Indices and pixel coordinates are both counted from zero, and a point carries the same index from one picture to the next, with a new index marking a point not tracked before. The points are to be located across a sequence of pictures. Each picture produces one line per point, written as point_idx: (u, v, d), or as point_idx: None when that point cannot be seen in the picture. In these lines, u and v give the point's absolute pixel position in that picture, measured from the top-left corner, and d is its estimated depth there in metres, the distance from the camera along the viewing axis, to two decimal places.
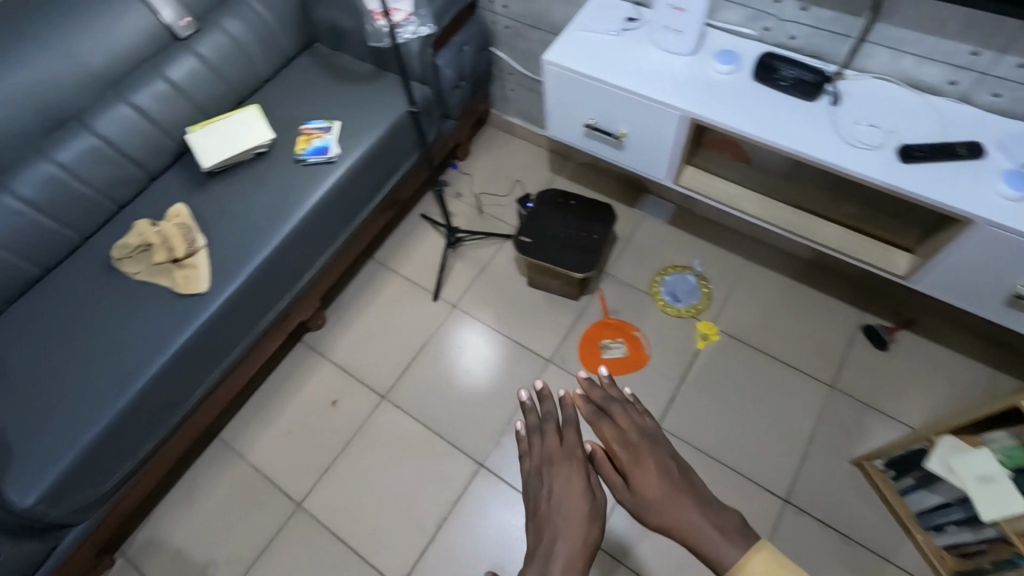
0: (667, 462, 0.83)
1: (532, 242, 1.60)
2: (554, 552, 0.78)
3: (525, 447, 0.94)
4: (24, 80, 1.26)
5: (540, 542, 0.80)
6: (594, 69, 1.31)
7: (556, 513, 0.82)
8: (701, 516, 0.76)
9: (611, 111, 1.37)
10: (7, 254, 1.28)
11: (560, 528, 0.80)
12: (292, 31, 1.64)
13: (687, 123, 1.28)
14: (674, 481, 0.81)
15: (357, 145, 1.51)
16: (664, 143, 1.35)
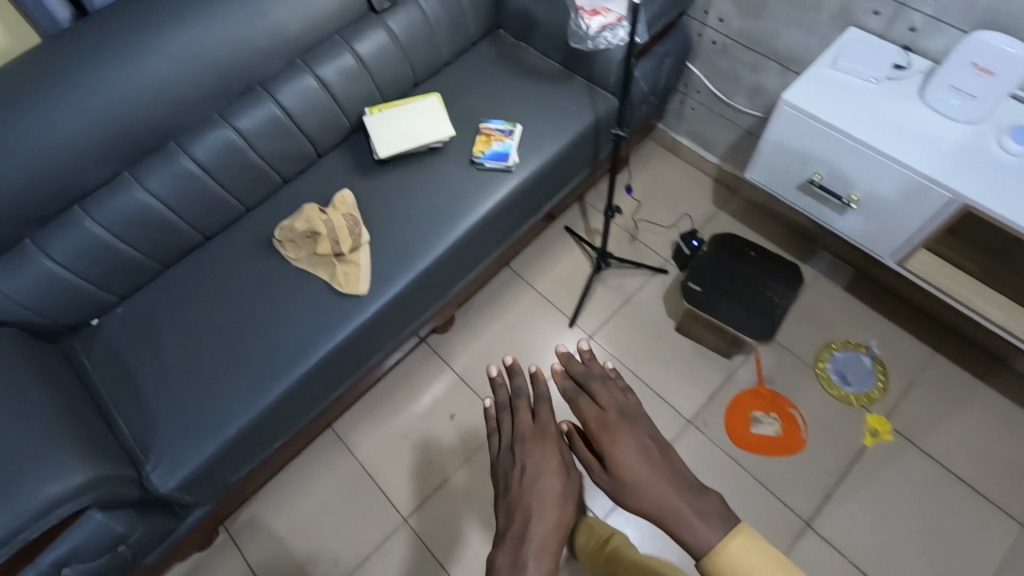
0: (641, 438, 0.78)
1: (702, 293, 1.43)
2: (525, 534, 0.73)
3: (494, 426, 0.93)
4: (219, 40, 1.18)
5: (508, 524, 0.76)
6: (847, 122, 1.11)
7: (531, 489, 0.78)
8: (683, 503, 0.70)
9: (850, 173, 1.16)
10: (175, 218, 1.22)
11: (528, 505, 0.76)
12: (480, 14, 1.50)
13: (953, 210, 1.05)
14: (642, 456, 0.76)
15: (536, 155, 1.37)
16: (908, 221, 1.14)
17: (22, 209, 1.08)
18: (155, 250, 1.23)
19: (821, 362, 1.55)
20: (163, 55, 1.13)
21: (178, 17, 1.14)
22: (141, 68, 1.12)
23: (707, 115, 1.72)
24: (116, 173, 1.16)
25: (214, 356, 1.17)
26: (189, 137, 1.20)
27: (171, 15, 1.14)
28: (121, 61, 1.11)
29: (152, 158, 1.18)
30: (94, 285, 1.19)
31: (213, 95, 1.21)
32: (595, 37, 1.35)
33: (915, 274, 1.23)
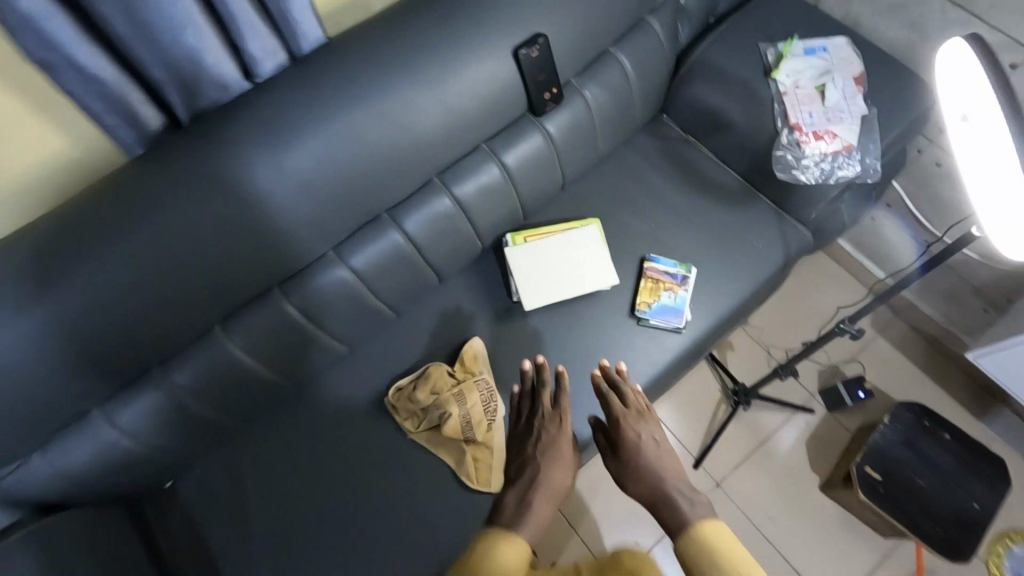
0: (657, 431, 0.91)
1: (881, 481, 1.18)
2: (534, 493, 0.78)
3: (515, 406, 0.98)
4: (343, 162, 0.86)
5: (523, 479, 0.81)
6: None
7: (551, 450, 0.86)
8: (679, 493, 0.78)
9: None
10: (270, 371, 0.98)
11: (548, 455, 0.85)
12: (648, 103, 1.18)
13: None
14: (660, 449, 0.87)
15: (711, 308, 1.09)
16: None
17: (81, 384, 0.83)
18: (241, 404, 0.99)
19: (996, 555, 1.29)
20: (272, 189, 0.83)
21: (292, 135, 0.82)
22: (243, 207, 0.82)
23: (891, 230, 1.41)
24: (206, 326, 0.91)
25: (312, 554, 0.95)
26: (295, 277, 0.94)
27: (281, 133, 0.82)
28: (222, 200, 0.81)
29: (252, 305, 0.93)
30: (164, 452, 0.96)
31: (328, 230, 0.91)
32: (809, 166, 1.04)
33: None
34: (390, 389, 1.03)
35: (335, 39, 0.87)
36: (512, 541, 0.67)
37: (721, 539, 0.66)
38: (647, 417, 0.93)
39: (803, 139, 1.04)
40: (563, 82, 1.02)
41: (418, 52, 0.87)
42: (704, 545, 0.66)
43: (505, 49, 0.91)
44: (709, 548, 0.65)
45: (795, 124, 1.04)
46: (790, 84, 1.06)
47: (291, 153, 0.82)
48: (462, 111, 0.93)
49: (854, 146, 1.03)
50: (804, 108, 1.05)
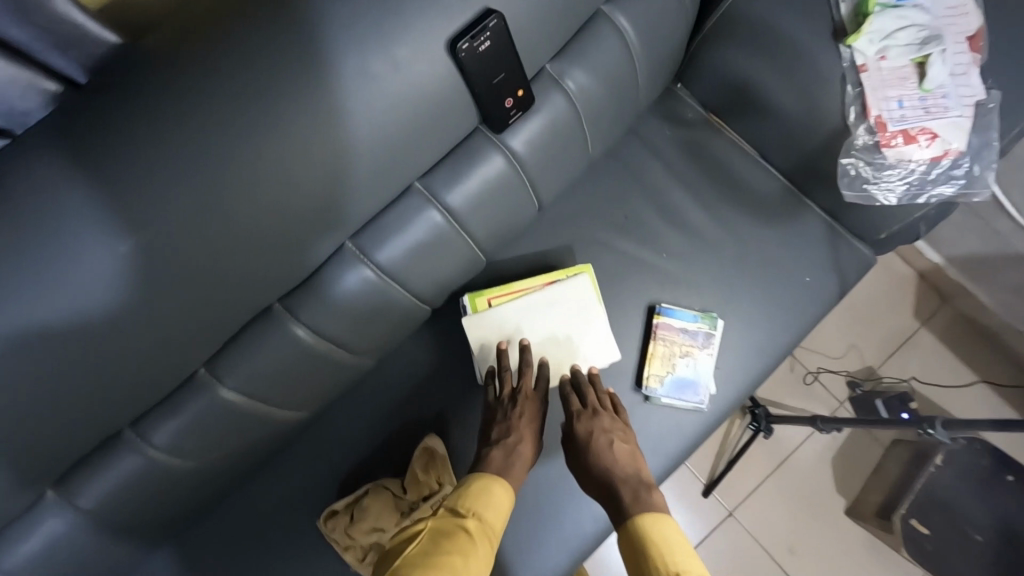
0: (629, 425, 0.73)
1: (923, 533, 1.02)
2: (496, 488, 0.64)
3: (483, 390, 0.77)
4: (186, 271, 0.51)
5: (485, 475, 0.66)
6: None
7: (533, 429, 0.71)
8: (634, 487, 0.63)
9: None
10: (151, 522, 0.71)
11: (526, 424, 0.71)
12: (661, 77, 0.82)
13: None
14: (627, 449, 0.68)
15: (742, 373, 0.82)
16: None
17: None
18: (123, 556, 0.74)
19: None
20: (68, 337, 0.49)
21: (84, 247, 0.47)
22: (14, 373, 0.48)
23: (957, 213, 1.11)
24: (30, 501, 0.61)
25: None
26: (153, 410, 0.64)
27: (66, 245, 0.46)
28: None
29: (95, 460, 0.63)
30: None
31: (191, 355, 0.59)
32: (891, 182, 0.73)
33: None
34: (327, 507, 0.78)
35: (139, 46, 0.50)
36: (500, 485, 0.64)
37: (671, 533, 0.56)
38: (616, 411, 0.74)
39: (887, 143, 0.70)
40: (530, 76, 0.66)
41: (284, 67, 0.48)
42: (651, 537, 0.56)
43: (436, 51, 0.54)
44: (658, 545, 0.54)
45: (878, 120, 0.70)
46: (876, 55, 0.70)
47: (89, 277, 0.47)
48: (373, 163, 0.56)
49: (959, 151, 0.71)
50: (892, 94, 0.70)
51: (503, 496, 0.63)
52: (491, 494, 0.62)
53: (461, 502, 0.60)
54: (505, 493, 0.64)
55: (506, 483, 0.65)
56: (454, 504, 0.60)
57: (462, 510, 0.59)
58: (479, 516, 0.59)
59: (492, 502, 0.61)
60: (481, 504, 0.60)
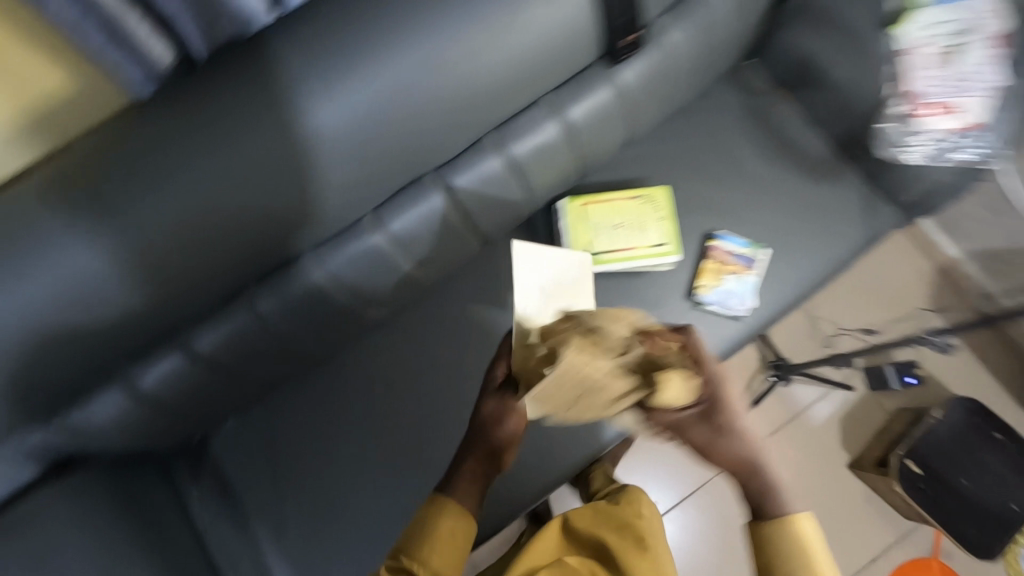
0: (738, 425, 0.71)
1: (919, 475, 1.17)
2: (463, 479, 0.77)
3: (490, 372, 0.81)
4: (392, 117, 0.75)
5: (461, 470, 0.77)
6: None
7: (511, 437, 0.78)
8: (772, 483, 0.72)
9: None
10: (306, 333, 0.92)
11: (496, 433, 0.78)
12: (738, 47, 1.00)
13: None
14: (728, 437, 0.71)
15: (778, 296, 0.99)
16: None
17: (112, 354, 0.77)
18: (269, 368, 0.94)
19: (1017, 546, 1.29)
20: None
21: (52, 262, 0.66)
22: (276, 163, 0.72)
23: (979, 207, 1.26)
24: (234, 291, 0.83)
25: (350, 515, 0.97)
26: (329, 241, 0.85)
27: (46, 247, 0.66)
28: None
29: (281, 272, 0.85)
30: (188, 410, 0.91)
31: (363, 191, 0.80)
32: (916, 145, 0.92)
33: None
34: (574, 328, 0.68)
35: None
36: (455, 521, 0.72)
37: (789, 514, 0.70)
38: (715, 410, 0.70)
39: (916, 114, 0.89)
40: (646, 24, 0.85)
41: None
42: (776, 519, 0.70)
43: None
44: (777, 532, 0.69)
45: (908, 95, 0.89)
46: (918, 39, 0.88)
47: None
48: (523, 67, 0.79)
49: (979, 124, 0.87)
50: (927, 74, 0.88)
51: (450, 537, 0.71)
52: (441, 537, 0.70)
53: (408, 547, 0.69)
54: (458, 526, 0.72)
55: (454, 518, 0.72)
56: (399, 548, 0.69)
57: (406, 554, 0.68)
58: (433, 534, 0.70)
59: (435, 548, 0.69)
60: (428, 551, 0.68)
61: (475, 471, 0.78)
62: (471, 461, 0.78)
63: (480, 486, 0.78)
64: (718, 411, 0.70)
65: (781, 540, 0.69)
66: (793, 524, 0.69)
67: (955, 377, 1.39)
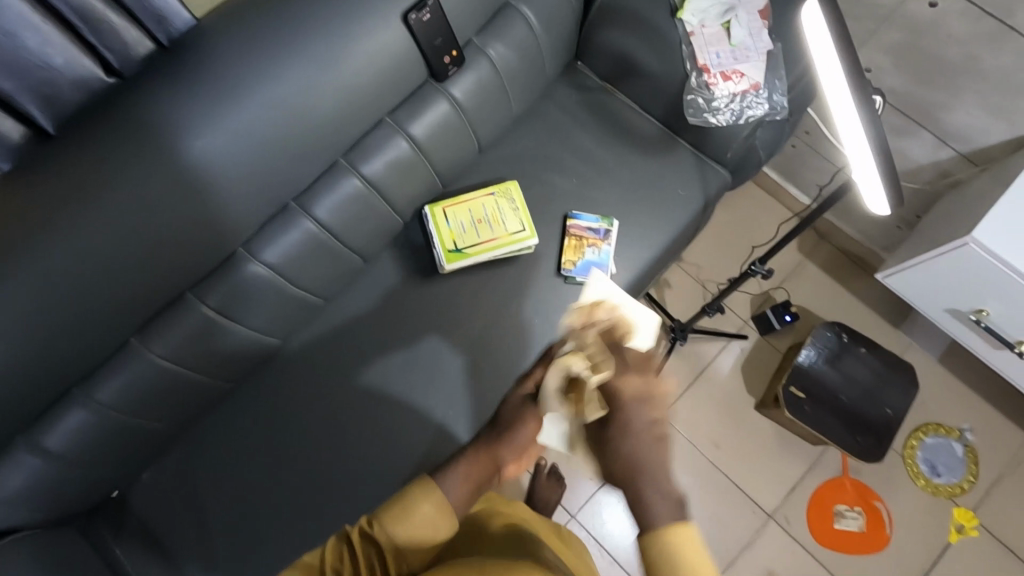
0: (639, 422, 0.59)
1: (803, 398, 1.30)
2: (459, 470, 0.75)
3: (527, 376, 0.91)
4: (247, 160, 0.84)
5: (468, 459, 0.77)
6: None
7: (519, 448, 0.82)
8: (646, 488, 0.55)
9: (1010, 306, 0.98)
10: (204, 372, 0.97)
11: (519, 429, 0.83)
12: (561, 52, 1.14)
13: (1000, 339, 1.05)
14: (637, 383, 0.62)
15: (635, 260, 1.11)
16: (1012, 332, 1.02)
17: (6, 417, 0.81)
18: (176, 411, 0.98)
19: (910, 448, 1.44)
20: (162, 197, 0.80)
21: None
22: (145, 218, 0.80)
23: (810, 157, 1.43)
24: (120, 343, 0.89)
25: (276, 543, 0.98)
26: (206, 279, 0.92)
27: None
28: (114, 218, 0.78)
29: (167, 313, 0.91)
30: (98, 464, 0.94)
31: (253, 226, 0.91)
32: (719, 109, 1.06)
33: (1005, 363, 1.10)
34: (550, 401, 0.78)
35: (206, 22, 0.82)
36: (438, 508, 0.68)
37: (675, 517, 0.54)
38: (630, 400, 0.61)
39: (711, 81, 1.04)
40: (463, 43, 0.98)
41: (292, 29, 0.82)
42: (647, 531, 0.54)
43: (395, 22, 0.88)
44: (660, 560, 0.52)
45: (703, 66, 1.04)
46: (697, 22, 1.04)
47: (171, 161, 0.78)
48: (356, 95, 0.89)
49: (761, 84, 1.03)
50: (712, 48, 1.04)
51: (428, 522, 0.67)
52: (419, 520, 0.66)
53: (384, 515, 0.66)
54: (441, 516, 0.68)
55: (440, 502, 0.68)
56: (376, 516, 0.67)
57: (379, 521, 0.66)
58: (413, 504, 0.67)
59: (413, 524, 0.66)
60: (402, 526, 0.66)
61: (474, 469, 0.76)
62: (470, 455, 0.78)
63: (473, 487, 0.75)
64: (621, 406, 0.61)
65: (649, 554, 0.53)
66: (666, 539, 0.53)
67: (830, 309, 1.54)
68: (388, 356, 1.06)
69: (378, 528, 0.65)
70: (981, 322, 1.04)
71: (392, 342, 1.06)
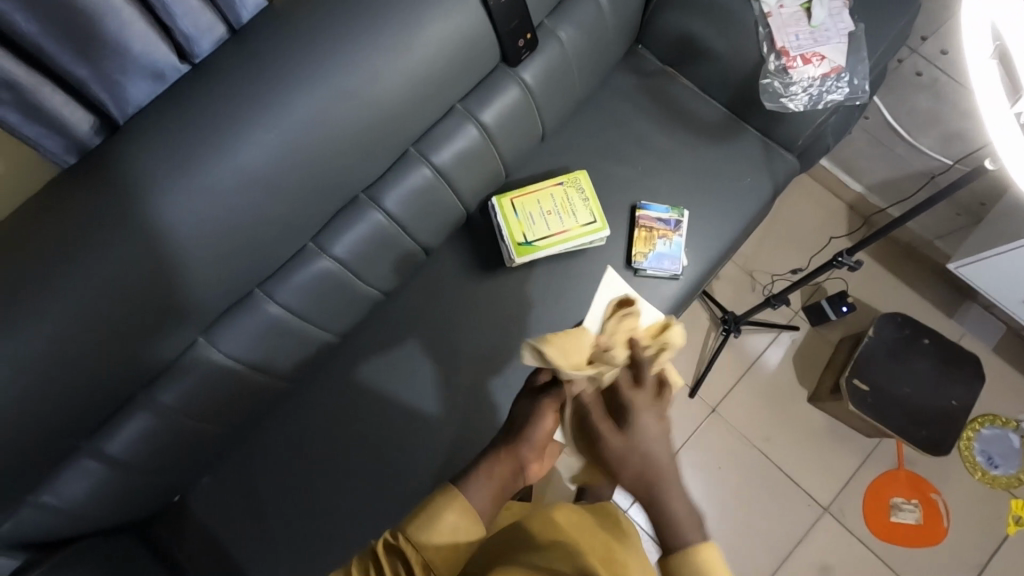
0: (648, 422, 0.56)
1: (867, 389, 1.28)
2: (480, 478, 0.66)
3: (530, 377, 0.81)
4: (317, 151, 0.79)
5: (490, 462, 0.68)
6: None
7: (539, 446, 0.74)
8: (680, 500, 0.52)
9: None
10: (267, 374, 0.93)
11: (541, 420, 0.74)
12: (626, 35, 1.09)
13: None
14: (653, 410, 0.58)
15: (705, 251, 1.08)
16: None
17: (75, 424, 0.77)
18: (240, 413, 0.94)
19: (966, 439, 1.42)
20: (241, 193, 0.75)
21: None
22: (207, 211, 0.74)
23: (867, 143, 1.39)
24: (188, 343, 0.84)
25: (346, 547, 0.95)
26: (275, 275, 0.88)
27: None
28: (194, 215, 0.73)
29: (235, 312, 0.87)
30: (162, 470, 0.90)
31: (235, 256, 0.80)
32: (797, 94, 1.01)
33: None
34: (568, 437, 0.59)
35: (277, 3, 0.77)
36: (467, 518, 0.60)
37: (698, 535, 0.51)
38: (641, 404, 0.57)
39: (791, 65, 0.99)
40: (535, 26, 0.93)
41: (371, 10, 0.77)
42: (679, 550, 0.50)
43: (474, 3, 0.83)
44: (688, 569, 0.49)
45: (782, 48, 0.99)
46: (775, 3, 0.99)
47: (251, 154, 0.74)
48: (432, 81, 0.85)
49: (842, 68, 0.98)
50: (791, 30, 0.99)
51: (456, 532, 0.58)
52: (446, 532, 0.58)
53: (409, 526, 0.58)
54: (469, 524, 0.60)
55: (467, 510, 0.60)
56: (401, 527, 0.58)
57: (404, 534, 0.57)
58: (439, 519, 0.58)
59: (440, 534, 0.58)
60: (429, 538, 0.57)
61: (497, 470, 0.68)
62: (491, 458, 0.69)
63: (501, 492, 0.67)
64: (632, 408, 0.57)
65: (678, 573, 0.49)
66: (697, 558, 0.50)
67: (883, 299, 1.51)
68: (453, 355, 1.01)
69: (403, 538, 0.57)
70: None
71: (456, 339, 1.02)
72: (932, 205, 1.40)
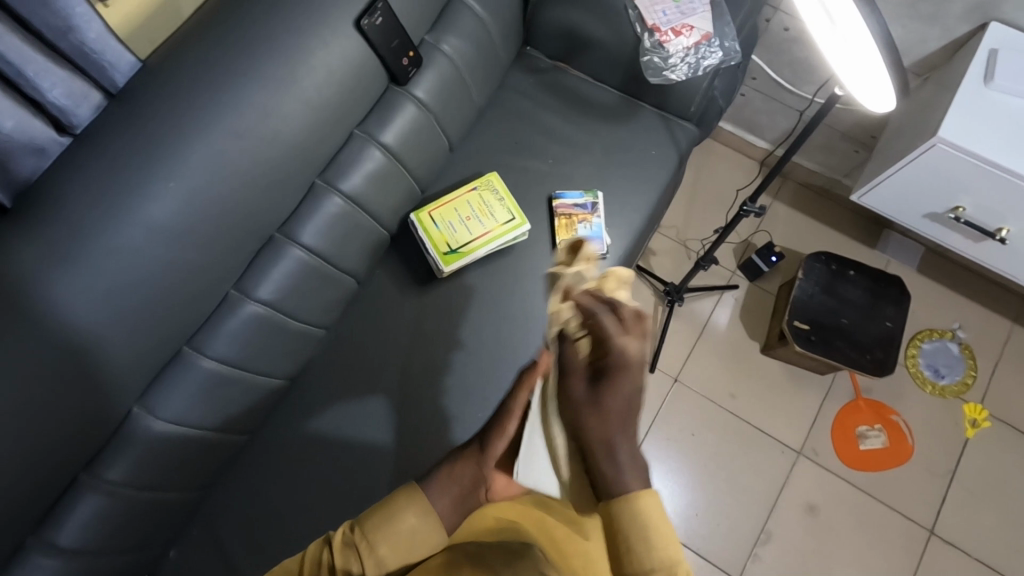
0: (630, 396, 0.49)
1: (808, 328, 1.33)
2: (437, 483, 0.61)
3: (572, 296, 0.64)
4: (219, 197, 0.80)
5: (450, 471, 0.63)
6: (1000, 159, 0.95)
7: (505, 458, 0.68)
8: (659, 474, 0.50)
9: (987, 195, 1.02)
10: (217, 432, 0.91)
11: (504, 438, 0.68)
12: (510, 39, 1.14)
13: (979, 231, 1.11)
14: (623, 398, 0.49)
15: (626, 226, 1.12)
16: (991, 219, 1.07)
17: (18, 519, 0.74)
18: (194, 479, 0.92)
19: (911, 356, 1.50)
20: (148, 252, 0.75)
21: None
22: (112, 276, 0.73)
23: (760, 100, 1.47)
24: (125, 414, 0.82)
25: None
26: (203, 329, 0.87)
27: None
28: (104, 283, 0.73)
29: (169, 372, 0.86)
30: (122, 554, 0.87)
31: (140, 332, 0.78)
32: (676, 65, 1.08)
33: (991, 251, 1.15)
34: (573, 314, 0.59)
35: (153, 63, 0.78)
36: (424, 517, 0.58)
37: (646, 482, 0.47)
38: (627, 369, 0.50)
39: (664, 39, 1.05)
40: (416, 43, 0.97)
41: (246, 52, 0.79)
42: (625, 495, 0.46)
43: (349, 30, 0.85)
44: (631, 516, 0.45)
45: (654, 26, 1.05)
46: None
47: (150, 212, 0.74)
48: (325, 110, 0.87)
49: (711, 34, 1.05)
50: (658, 8, 1.05)
51: (411, 532, 0.57)
52: (401, 532, 0.57)
53: (366, 521, 0.58)
54: (426, 527, 0.58)
55: (427, 513, 0.58)
56: (360, 521, 0.58)
57: (361, 528, 0.58)
58: (394, 520, 0.58)
59: (396, 535, 0.57)
60: (384, 537, 0.57)
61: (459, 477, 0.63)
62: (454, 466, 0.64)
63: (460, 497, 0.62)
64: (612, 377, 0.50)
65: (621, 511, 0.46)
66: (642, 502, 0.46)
67: (809, 242, 1.59)
68: (405, 376, 1.01)
69: (359, 533, 0.57)
70: (960, 218, 1.09)
71: (403, 360, 1.02)
72: (831, 146, 1.49)
